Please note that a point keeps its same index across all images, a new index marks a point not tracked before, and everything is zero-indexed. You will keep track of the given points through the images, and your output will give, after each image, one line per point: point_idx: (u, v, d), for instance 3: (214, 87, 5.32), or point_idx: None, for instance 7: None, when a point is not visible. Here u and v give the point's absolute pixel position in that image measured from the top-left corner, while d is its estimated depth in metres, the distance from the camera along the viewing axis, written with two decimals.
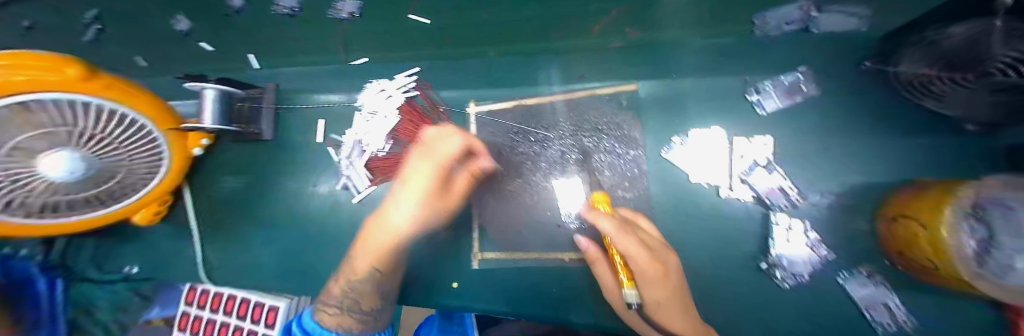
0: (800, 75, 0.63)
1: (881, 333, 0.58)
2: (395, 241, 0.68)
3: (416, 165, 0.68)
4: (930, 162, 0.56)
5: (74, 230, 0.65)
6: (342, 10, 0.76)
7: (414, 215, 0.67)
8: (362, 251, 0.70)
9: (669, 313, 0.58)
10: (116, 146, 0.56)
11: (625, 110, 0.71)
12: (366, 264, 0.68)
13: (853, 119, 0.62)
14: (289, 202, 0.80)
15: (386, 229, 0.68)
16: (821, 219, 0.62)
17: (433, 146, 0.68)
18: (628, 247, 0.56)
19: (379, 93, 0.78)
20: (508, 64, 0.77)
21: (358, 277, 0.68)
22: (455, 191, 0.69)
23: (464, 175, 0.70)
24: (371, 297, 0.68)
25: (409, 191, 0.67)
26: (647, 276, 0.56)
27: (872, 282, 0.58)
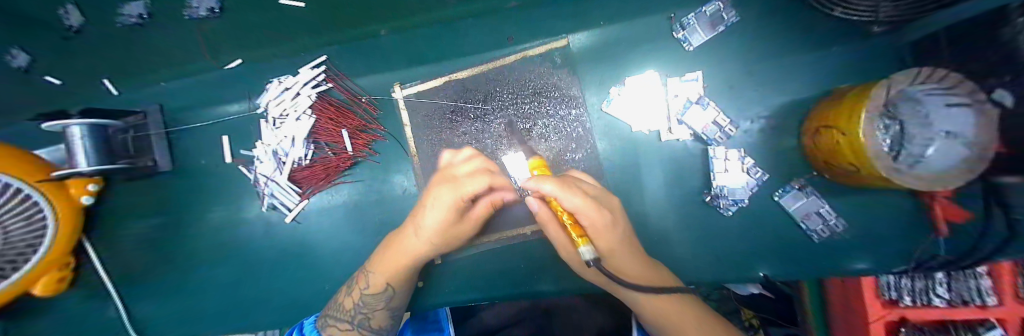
0: (721, 1, 0.55)
1: (816, 240, 0.55)
2: (412, 264, 0.51)
3: (436, 191, 0.44)
4: (834, 74, 0.56)
5: None
6: (199, 7, 0.60)
7: (439, 235, 0.48)
8: (373, 268, 0.52)
9: (624, 260, 0.43)
10: None
11: (561, 68, 0.61)
12: (378, 283, 0.52)
13: (779, 37, 0.56)
14: (210, 235, 0.71)
15: (405, 254, 0.50)
16: (754, 145, 0.57)
17: (455, 171, 0.45)
18: (581, 203, 0.34)
19: (282, 93, 0.63)
20: (425, 36, 0.62)
21: (371, 290, 0.52)
22: (477, 215, 0.49)
23: (481, 207, 0.49)
24: (384, 312, 0.54)
25: (428, 222, 0.46)
26: (603, 227, 0.38)
27: (805, 194, 0.54)
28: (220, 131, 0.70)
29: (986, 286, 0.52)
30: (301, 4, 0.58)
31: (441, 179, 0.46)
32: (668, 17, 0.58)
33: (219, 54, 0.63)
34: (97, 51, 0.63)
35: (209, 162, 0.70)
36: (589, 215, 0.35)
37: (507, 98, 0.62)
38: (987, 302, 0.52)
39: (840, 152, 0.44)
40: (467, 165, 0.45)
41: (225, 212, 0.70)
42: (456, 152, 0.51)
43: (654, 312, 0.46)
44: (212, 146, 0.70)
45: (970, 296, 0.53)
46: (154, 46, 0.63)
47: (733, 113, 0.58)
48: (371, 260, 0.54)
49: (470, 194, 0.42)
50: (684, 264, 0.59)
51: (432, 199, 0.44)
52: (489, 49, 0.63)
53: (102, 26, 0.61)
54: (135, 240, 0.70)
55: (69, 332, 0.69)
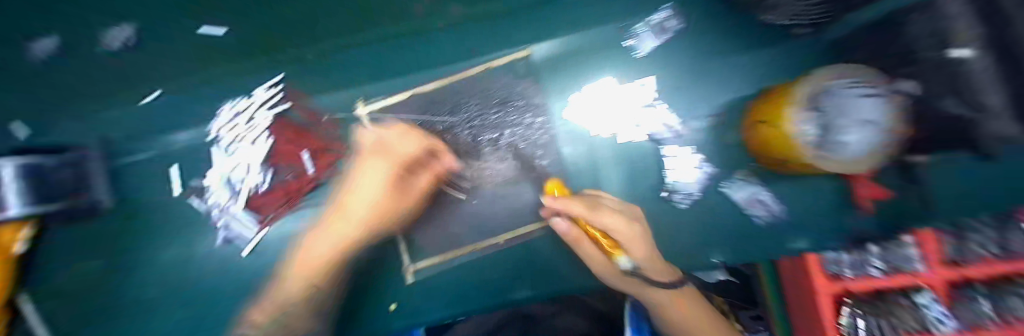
0: (666, 12, 0.61)
1: (762, 226, 0.60)
2: (342, 253, 0.59)
3: (368, 164, 0.61)
4: (778, 70, 0.59)
5: None
6: (114, 39, 0.62)
7: (377, 206, 0.59)
8: (294, 267, 0.59)
9: (654, 269, 0.55)
10: None
11: (524, 78, 0.63)
12: (303, 279, 0.58)
13: (720, 41, 0.61)
14: (161, 272, 0.66)
15: (342, 238, 0.59)
16: (704, 141, 0.61)
17: (387, 142, 0.62)
18: (606, 220, 0.55)
19: (238, 117, 0.64)
20: (389, 52, 0.64)
21: (298, 284, 0.58)
22: (420, 186, 0.62)
23: (425, 178, 0.62)
24: (312, 308, 0.57)
25: (365, 187, 0.59)
26: (631, 239, 0.54)
27: (748, 183, 0.60)
28: (171, 159, 0.66)
29: (914, 253, 0.52)
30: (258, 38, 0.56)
31: (368, 158, 0.61)
32: (618, 27, 0.61)
33: (189, 87, 0.65)
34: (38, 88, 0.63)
35: (160, 193, 0.66)
36: (618, 227, 0.54)
37: (475, 109, 0.64)
38: (919, 269, 0.51)
39: (772, 141, 0.52)
40: (394, 133, 0.62)
41: (177, 248, 0.66)
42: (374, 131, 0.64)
43: (679, 322, 0.55)
44: (160, 176, 0.66)
45: (901, 263, 0.52)
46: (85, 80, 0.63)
47: (684, 113, 0.62)
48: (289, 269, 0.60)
49: (405, 153, 0.61)
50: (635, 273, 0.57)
51: (365, 174, 0.60)
52: (451, 61, 0.64)
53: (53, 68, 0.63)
54: (74, 287, 0.64)
55: None
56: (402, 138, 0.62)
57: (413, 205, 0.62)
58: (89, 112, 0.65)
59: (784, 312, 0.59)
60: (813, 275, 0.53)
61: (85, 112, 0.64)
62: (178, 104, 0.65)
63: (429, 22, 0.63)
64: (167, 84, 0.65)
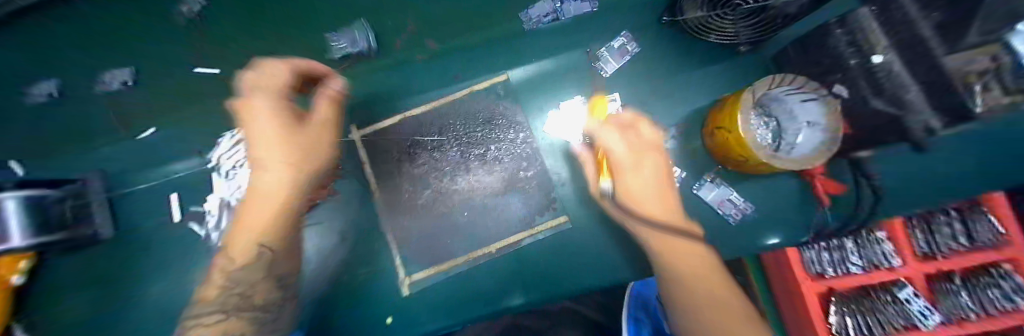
0: (626, 36, 0.68)
1: (734, 224, 0.65)
2: (285, 204, 0.47)
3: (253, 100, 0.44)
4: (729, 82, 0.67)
5: None
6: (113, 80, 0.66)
7: (279, 151, 0.44)
8: (233, 242, 0.48)
9: (644, 201, 0.50)
10: None
11: (505, 98, 0.69)
12: (244, 251, 0.46)
13: (678, 59, 0.68)
14: (154, 302, 0.66)
15: (269, 195, 0.47)
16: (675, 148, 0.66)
17: (257, 78, 0.45)
18: (609, 136, 0.50)
19: (237, 144, 0.66)
20: (377, 79, 0.69)
21: (238, 263, 0.46)
22: (319, 116, 0.49)
23: (322, 104, 0.49)
24: (266, 284, 0.47)
25: (259, 143, 0.45)
26: (627, 165, 0.50)
27: (716, 185, 0.65)
28: (171, 188, 0.68)
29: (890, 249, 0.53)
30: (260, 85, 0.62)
31: (256, 95, 0.44)
32: (585, 51, 0.69)
33: (188, 121, 0.69)
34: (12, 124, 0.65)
35: (157, 222, 0.68)
36: (617, 146, 0.49)
37: (461, 128, 0.69)
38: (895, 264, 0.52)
39: (728, 144, 0.54)
40: (269, 69, 0.46)
41: (173, 275, 0.66)
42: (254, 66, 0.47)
43: (672, 273, 0.48)
44: (158, 206, 0.68)
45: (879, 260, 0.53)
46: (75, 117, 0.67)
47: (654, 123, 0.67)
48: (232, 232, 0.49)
49: (280, 84, 0.45)
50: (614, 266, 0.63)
51: (256, 112, 0.44)
52: (438, 87, 0.70)
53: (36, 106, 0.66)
54: (67, 325, 0.64)
55: None
56: (267, 69, 0.46)
57: (409, 219, 0.65)
58: (90, 149, 0.68)
59: (777, 312, 0.68)
60: (798, 276, 0.55)
61: (87, 150, 0.68)
62: (179, 136, 0.69)
63: (413, 55, 0.69)
64: (168, 117, 0.68)
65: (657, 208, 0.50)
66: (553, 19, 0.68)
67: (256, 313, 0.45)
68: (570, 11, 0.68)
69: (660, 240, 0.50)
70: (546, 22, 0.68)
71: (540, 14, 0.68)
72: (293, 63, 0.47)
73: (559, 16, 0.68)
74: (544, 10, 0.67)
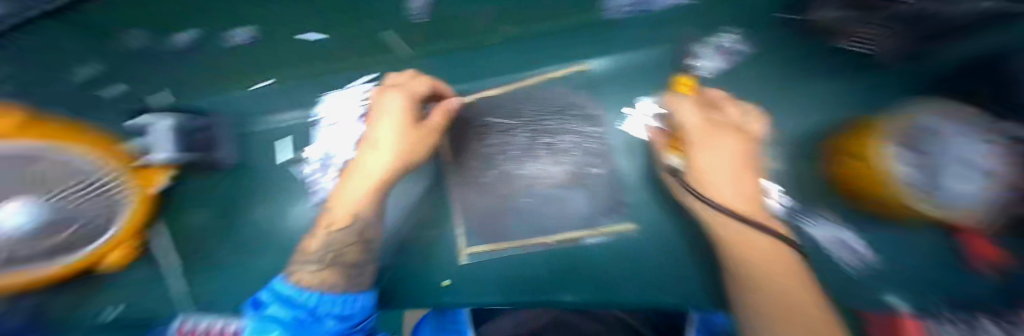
0: (734, 37, 0.67)
1: (849, 271, 0.54)
2: (382, 178, 0.56)
3: (389, 100, 0.59)
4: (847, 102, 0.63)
5: (60, 282, 0.58)
6: (235, 37, 0.78)
7: (399, 138, 0.56)
8: (335, 207, 0.57)
9: (716, 178, 0.55)
10: (67, 193, 0.57)
11: (581, 90, 0.68)
12: (345, 217, 0.55)
13: (780, 69, 0.66)
14: (242, 231, 0.72)
15: (365, 174, 0.56)
16: (778, 170, 0.63)
17: (398, 83, 0.62)
18: (684, 110, 0.61)
19: (339, 102, 0.73)
20: (459, 56, 0.71)
21: (337, 226, 0.55)
22: (436, 121, 0.63)
23: (437, 115, 0.64)
24: (354, 247, 0.54)
25: (384, 127, 0.56)
26: (699, 140, 0.59)
27: (822, 221, 0.58)
28: (276, 134, 0.76)
29: None
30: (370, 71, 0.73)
31: (393, 94, 0.59)
32: (683, 47, 0.67)
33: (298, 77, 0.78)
34: (161, 65, 0.76)
35: (260, 160, 0.75)
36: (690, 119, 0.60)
37: (530, 115, 0.69)
38: None
39: None
40: (404, 78, 0.63)
41: (262, 208, 0.73)
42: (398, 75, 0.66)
43: (748, 270, 0.47)
44: (264, 148, 0.76)
45: None
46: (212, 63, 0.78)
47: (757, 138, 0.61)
48: (329, 205, 0.59)
49: (417, 91, 0.60)
50: (688, 286, 0.58)
51: (388, 110, 0.57)
52: (516, 69, 0.70)
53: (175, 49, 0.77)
54: None
55: None
56: (409, 79, 0.63)
57: (474, 196, 0.69)
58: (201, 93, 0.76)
59: None
60: None
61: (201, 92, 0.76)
62: (288, 92, 0.78)
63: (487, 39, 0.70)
64: (281, 72, 0.78)
65: (729, 195, 0.54)
66: (636, 11, 0.67)
67: (346, 269, 0.52)
68: (654, 3, 0.66)
69: (732, 226, 0.52)
70: (628, 13, 0.67)
71: (622, 5, 0.67)
72: (425, 78, 0.64)
73: (642, 9, 0.66)
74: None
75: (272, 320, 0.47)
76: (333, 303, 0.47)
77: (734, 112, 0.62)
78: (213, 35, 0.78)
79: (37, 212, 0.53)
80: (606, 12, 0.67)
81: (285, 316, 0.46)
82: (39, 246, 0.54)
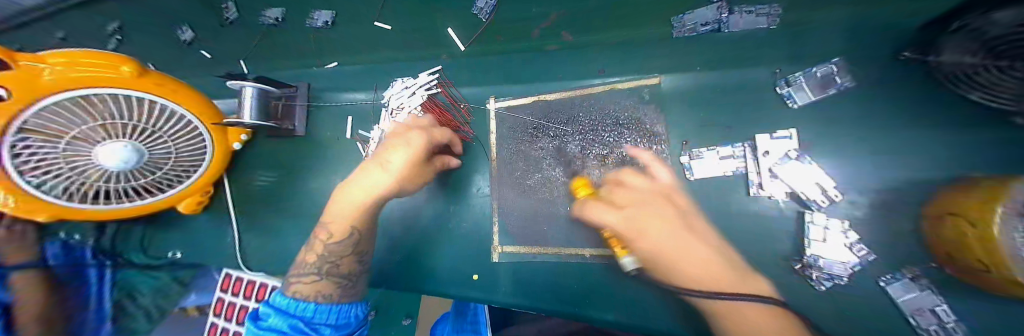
0: (838, 65, 0.55)
1: None
2: (369, 203, 0.53)
3: (408, 135, 0.54)
4: None
5: (139, 212, 0.71)
6: (318, 19, 0.76)
7: (406, 174, 0.53)
8: (331, 219, 0.55)
9: (673, 271, 0.44)
10: (165, 140, 0.62)
11: (649, 103, 0.66)
12: (341, 230, 0.54)
13: (899, 107, 0.53)
14: (314, 197, 0.84)
15: (356, 204, 0.53)
16: (861, 222, 0.53)
17: (411, 123, 0.58)
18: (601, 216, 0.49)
19: (403, 90, 0.74)
20: (519, 58, 0.73)
21: (334, 239, 0.54)
22: (433, 165, 0.62)
23: (437, 161, 0.63)
24: (353, 258, 0.56)
25: (396, 159, 0.52)
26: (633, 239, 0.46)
27: (920, 286, 0.47)
28: (347, 112, 0.83)
29: None
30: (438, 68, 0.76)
31: (413, 130, 0.55)
32: (775, 71, 0.60)
33: (363, 60, 0.81)
34: (236, 39, 0.82)
35: (332, 135, 0.84)
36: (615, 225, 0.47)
37: (588, 123, 0.67)
38: None
39: (968, 246, 0.39)
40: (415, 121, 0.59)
41: (326, 180, 0.83)
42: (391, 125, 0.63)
43: None
44: (335, 123, 0.84)
45: None
46: (285, 39, 0.81)
47: (843, 181, 0.55)
48: (329, 213, 0.56)
49: (437, 134, 0.58)
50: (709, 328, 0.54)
51: (404, 142, 0.53)
52: (579, 78, 0.70)
53: (249, 25, 0.80)
54: (262, 192, 0.86)
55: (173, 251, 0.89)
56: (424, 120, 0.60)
57: (514, 195, 0.70)
58: (291, 66, 0.85)
59: None
60: None
61: (290, 65, 0.85)
62: (359, 69, 0.82)
63: (543, 44, 0.71)
64: (343, 54, 0.81)
65: (706, 272, 0.42)
66: (711, 30, 0.60)
67: (341, 280, 0.54)
68: (736, 23, 0.59)
69: (723, 302, 0.41)
70: (701, 32, 0.61)
71: (697, 21, 0.60)
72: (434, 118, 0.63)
73: (722, 28, 0.59)
74: (707, 18, 0.60)
75: (270, 331, 0.46)
76: (328, 313, 0.50)
77: (642, 182, 0.51)
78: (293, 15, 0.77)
79: (133, 153, 0.57)
80: (675, 28, 0.63)
81: (284, 329, 0.46)
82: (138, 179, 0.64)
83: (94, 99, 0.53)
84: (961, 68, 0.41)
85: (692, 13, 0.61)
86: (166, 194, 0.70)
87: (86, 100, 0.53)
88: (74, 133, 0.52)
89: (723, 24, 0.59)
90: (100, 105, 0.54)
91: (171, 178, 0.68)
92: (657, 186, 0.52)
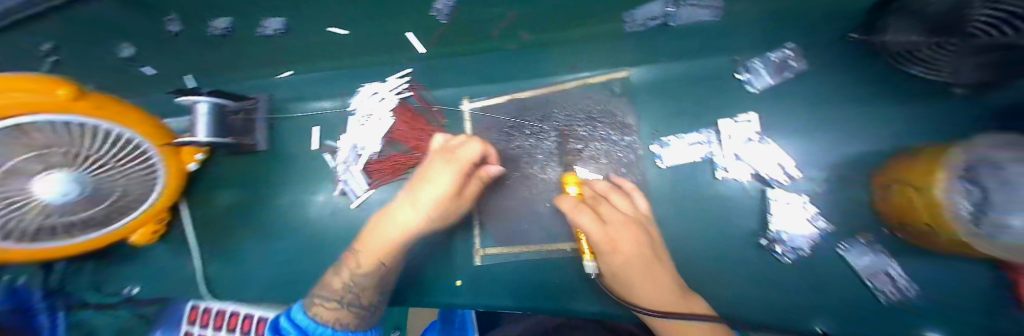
0: (792, 50, 0.59)
1: (884, 302, 0.51)
2: (399, 238, 0.61)
3: (433, 174, 0.59)
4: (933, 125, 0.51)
5: (94, 246, 0.67)
6: (268, 27, 0.73)
7: (433, 208, 0.60)
8: (363, 252, 0.65)
9: (628, 280, 0.54)
10: (111, 166, 0.55)
11: (619, 96, 0.66)
12: (370, 263, 0.63)
13: (843, 86, 0.57)
14: (285, 214, 0.79)
15: (385, 239, 0.62)
16: (821, 195, 0.56)
17: (453, 151, 0.60)
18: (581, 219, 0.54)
19: (372, 95, 0.73)
20: (493, 56, 0.71)
21: (363, 270, 0.64)
22: (470, 189, 0.62)
23: (475, 183, 0.62)
24: (371, 291, 0.64)
25: (423, 197, 0.59)
26: (603, 246, 0.54)
27: (873, 250, 0.52)
28: (313, 122, 0.80)
29: None
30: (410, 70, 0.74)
31: (439, 164, 0.60)
32: (731, 59, 0.62)
33: (325, 68, 0.76)
34: (183, 51, 0.77)
35: (299, 148, 0.80)
36: (592, 232, 0.53)
37: (563, 119, 0.67)
38: None
39: (914, 210, 0.42)
40: (456, 144, 0.62)
41: (297, 194, 0.79)
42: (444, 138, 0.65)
43: None
44: (302, 135, 0.80)
45: None
46: (234, 50, 0.76)
47: (801, 158, 0.57)
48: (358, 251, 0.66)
49: (466, 162, 0.58)
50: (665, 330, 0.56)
51: (429, 181, 0.59)
52: (552, 74, 0.70)
53: (194, 37, 0.76)
54: (226, 213, 0.81)
55: (131, 286, 0.81)
56: (463, 148, 0.60)
57: (494, 196, 0.68)
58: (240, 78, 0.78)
59: None
60: None
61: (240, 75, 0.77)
62: (326, 77, 0.77)
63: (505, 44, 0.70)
64: (304, 63, 0.77)
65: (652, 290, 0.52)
66: (659, 24, 0.63)
67: (360, 309, 0.63)
68: (681, 16, 0.62)
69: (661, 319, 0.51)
70: (651, 26, 0.63)
71: (646, 16, 0.63)
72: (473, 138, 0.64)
73: (669, 22, 0.62)
74: (654, 12, 0.62)
75: None
76: None
77: (624, 204, 0.58)
78: (240, 24, 0.75)
79: (74, 185, 0.51)
80: (625, 24, 0.64)
81: None
82: (80, 214, 0.58)
83: (38, 125, 0.45)
84: (905, 47, 0.46)
85: (640, 9, 0.63)
86: (116, 225, 0.65)
87: (25, 127, 0.44)
88: (9, 166, 0.45)
89: (670, 18, 0.62)
90: (37, 133, 0.46)
91: (122, 207, 0.63)
92: (636, 211, 0.59)
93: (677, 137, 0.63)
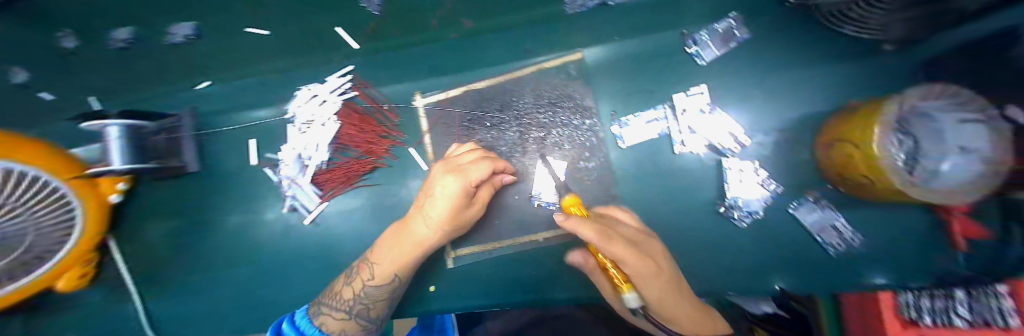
0: (735, 19, 0.58)
1: (833, 254, 0.55)
2: (418, 251, 0.54)
3: (446, 180, 0.51)
4: (860, 84, 0.55)
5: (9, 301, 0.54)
6: (177, 33, 0.60)
7: (444, 222, 0.53)
8: (376, 260, 0.55)
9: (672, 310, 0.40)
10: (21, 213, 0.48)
11: (575, 79, 0.65)
12: (384, 274, 0.54)
13: (783, 51, 0.58)
14: (237, 238, 0.74)
15: (408, 249, 0.54)
16: (771, 159, 0.58)
17: (459, 161, 0.55)
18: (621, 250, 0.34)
19: (311, 99, 0.68)
20: (441, 48, 0.66)
21: (375, 281, 0.54)
22: (483, 195, 0.57)
23: (486, 191, 0.57)
24: (383, 302, 0.56)
25: (436, 208, 0.52)
26: (649, 277, 0.36)
27: (819, 206, 0.55)
28: (250, 133, 0.74)
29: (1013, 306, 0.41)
30: (350, 67, 0.68)
31: (450, 172, 0.52)
32: (681, 33, 0.61)
33: (256, 75, 0.69)
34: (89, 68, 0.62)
35: (241, 164, 0.74)
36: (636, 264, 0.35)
37: (523, 107, 0.65)
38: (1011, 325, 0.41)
39: (853, 164, 0.44)
40: (467, 156, 0.56)
41: (247, 215, 0.74)
42: (461, 145, 0.62)
43: None
44: (242, 147, 0.74)
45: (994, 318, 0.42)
46: (148, 63, 0.65)
47: (749, 125, 0.59)
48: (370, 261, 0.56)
49: (476, 179, 0.51)
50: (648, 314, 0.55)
51: (440, 189, 0.51)
52: (505, 62, 0.67)
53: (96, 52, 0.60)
54: (167, 244, 0.74)
55: None
56: (472, 160, 0.54)
57: None
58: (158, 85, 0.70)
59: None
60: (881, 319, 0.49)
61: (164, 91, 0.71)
62: (262, 85, 0.71)
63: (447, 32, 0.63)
64: (229, 71, 0.68)
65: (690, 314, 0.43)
66: (600, 4, 0.57)
67: (369, 324, 0.55)
68: None
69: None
70: (590, 6, 0.57)
71: None
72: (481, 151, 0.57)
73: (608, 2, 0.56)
74: None
75: None
76: None
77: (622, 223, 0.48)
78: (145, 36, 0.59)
79: None
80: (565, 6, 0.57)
81: None
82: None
83: None
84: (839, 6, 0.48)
85: None
86: (36, 272, 0.54)
87: None
88: None
89: None
90: None
91: (42, 252, 0.53)
92: (636, 232, 0.48)
93: (636, 116, 0.62)
